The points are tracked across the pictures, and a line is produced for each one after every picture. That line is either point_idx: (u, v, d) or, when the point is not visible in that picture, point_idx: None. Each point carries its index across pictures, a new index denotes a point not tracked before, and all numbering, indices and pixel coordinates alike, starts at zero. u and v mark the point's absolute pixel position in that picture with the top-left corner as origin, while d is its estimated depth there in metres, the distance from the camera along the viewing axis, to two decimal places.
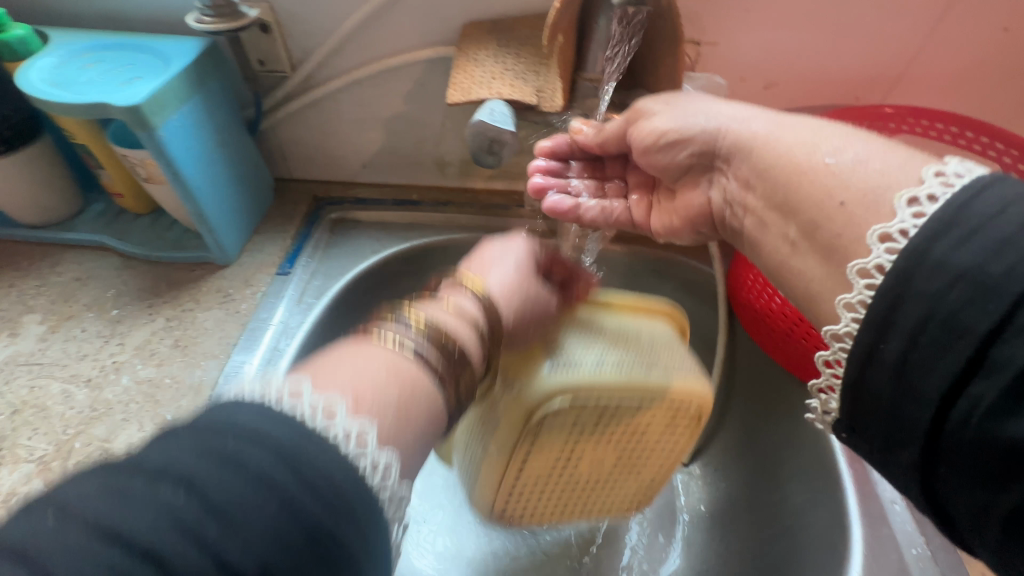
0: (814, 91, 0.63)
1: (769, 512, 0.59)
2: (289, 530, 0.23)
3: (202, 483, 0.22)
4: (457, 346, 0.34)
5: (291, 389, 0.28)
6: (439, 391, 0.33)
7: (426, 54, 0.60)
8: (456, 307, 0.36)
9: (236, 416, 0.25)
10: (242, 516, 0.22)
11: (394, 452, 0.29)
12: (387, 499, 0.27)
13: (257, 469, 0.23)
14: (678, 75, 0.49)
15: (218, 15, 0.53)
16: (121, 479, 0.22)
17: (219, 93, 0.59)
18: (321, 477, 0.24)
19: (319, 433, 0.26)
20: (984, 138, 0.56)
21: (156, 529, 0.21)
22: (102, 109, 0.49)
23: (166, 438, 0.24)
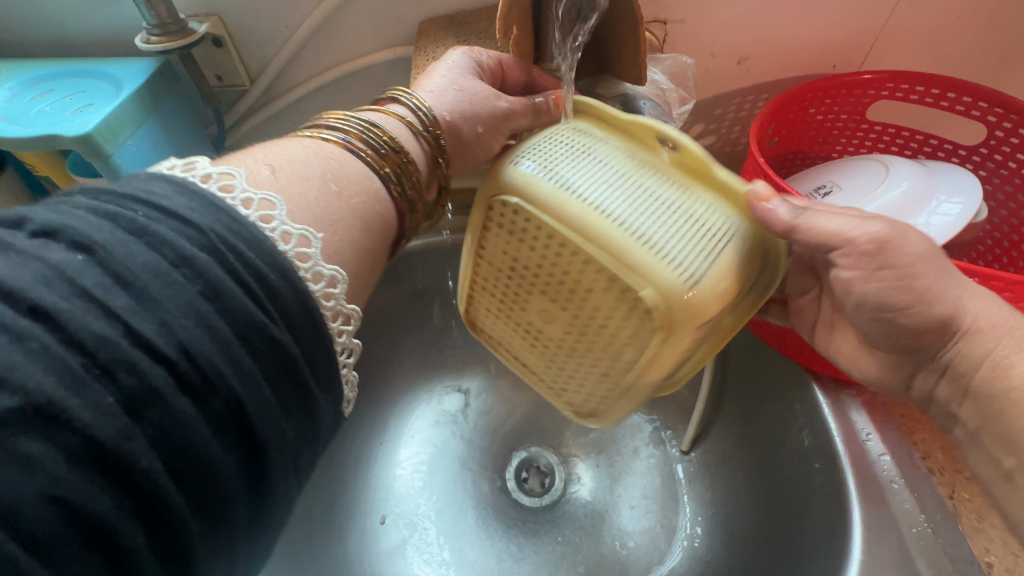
0: (788, 63, 0.60)
1: (769, 497, 0.58)
2: (215, 316, 0.22)
3: (104, 253, 0.21)
4: (390, 139, 0.35)
5: (221, 179, 0.27)
6: (374, 180, 0.34)
7: (385, 56, 0.58)
8: (394, 124, 0.38)
9: (154, 191, 0.24)
10: (158, 291, 0.21)
11: (313, 228, 0.29)
12: (327, 309, 0.28)
13: (175, 244, 0.23)
14: (642, 57, 0.47)
15: (165, 33, 0.52)
16: (11, 235, 0.21)
17: (177, 113, 0.58)
18: (254, 249, 0.25)
19: (250, 223, 0.25)
20: (967, 98, 0.54)
21: (68, 285, 0.20)
22: (53, 140, 0.48)
23: (65, 205, 0.23)
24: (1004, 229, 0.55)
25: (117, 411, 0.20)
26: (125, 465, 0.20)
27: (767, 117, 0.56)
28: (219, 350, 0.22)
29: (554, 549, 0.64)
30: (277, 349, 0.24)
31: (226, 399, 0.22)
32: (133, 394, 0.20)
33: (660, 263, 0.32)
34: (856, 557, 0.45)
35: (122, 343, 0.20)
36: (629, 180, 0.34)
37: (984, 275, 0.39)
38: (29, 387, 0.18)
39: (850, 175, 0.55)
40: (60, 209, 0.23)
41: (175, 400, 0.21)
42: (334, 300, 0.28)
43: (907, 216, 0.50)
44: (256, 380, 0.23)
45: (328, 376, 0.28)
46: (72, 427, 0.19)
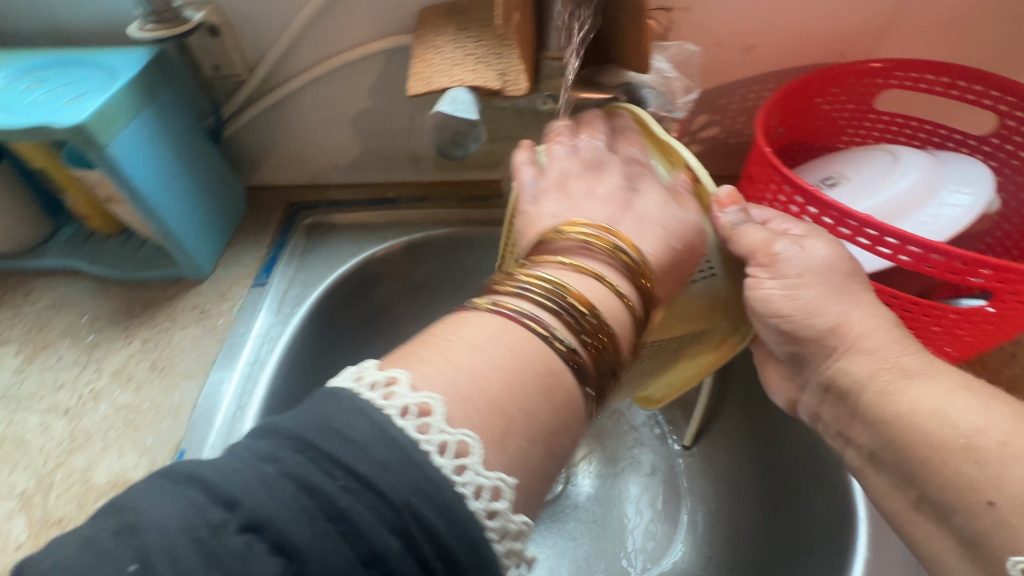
0: (794, 52, 0.59)
1: (773, 492, 0.57)
2: (352, 538, 0.22)
3: (276, 531, 0.22)
4: (589, 316, 0.33)
5: (421, 412, 0.26)
6: (563, 362, 0.32)
7: (384, 45, 0.57)
8: (578, 276, 0.35)
9: (356, 432, 0.24)
10: (316, 557, 0.21)
11: (505, 471, 0.27)
12: (488, 519, 0.25)
13: (367, 531, 0.22)
14: (646, 45, 0.46)
15: (160, 22, 0.51)
16: (220, 520, 0.21)
17: (173, 104, 0.57)
18: (444, 517, 0.24)
19: (440, 478, 0.24)
20: (978, 87, 0.53)
21: (306, 515, 0.22)
22: (47, 131, 0.47)
23: (272, 462, 0.23)
24: (1015, 220, 0.54)
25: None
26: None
27: (774, 107, 0.55)
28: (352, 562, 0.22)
29: (556, 545, 0.63)
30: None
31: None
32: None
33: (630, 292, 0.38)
34: (861, 554, 0.44)
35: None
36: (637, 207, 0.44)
37: (997, 266, 0.38)
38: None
39: (858, 165, 0.54)
40: (260, 468, 0.23)
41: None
42: (500, 515, 0.26)
43: (916, 207, 0.49)
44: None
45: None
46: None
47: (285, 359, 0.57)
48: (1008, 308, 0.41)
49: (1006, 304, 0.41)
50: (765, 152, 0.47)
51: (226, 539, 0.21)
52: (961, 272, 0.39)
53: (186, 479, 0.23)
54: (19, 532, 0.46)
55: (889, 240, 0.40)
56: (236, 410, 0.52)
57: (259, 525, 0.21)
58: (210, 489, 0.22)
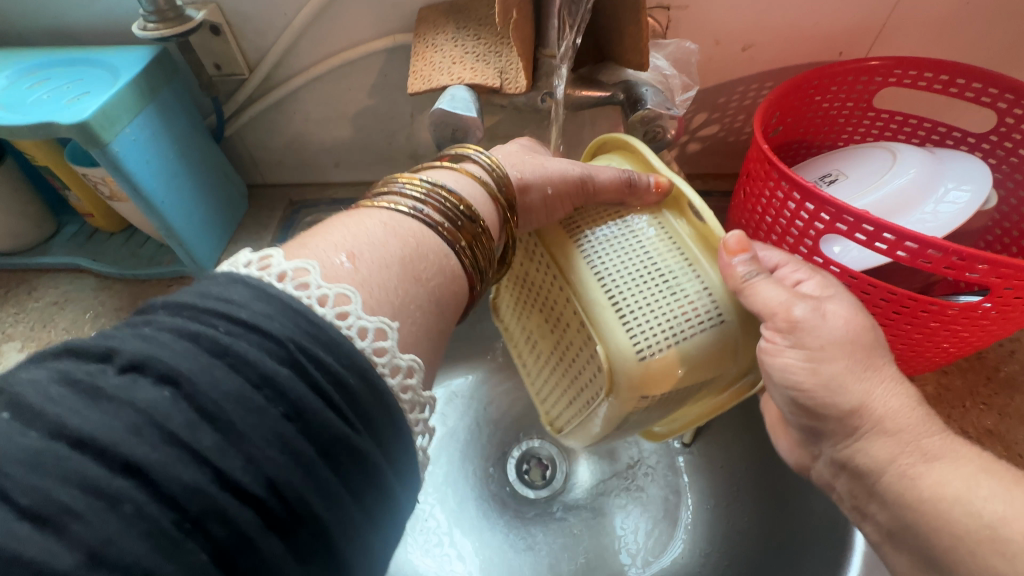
0: (793, 50, 0.59)
1: (771, 489, 0.57)
2: (233, 372, 0.22)
3: (154, 366, 0.21)
4: (464, 207, 0.35)
5: (296, 275, 0.27)
6: (450, 255, 0.34)
7: (384, 44, 0.57)
8: (456, 178, 0.38)
9: (233, 297, 0.24)
10: (202, 381, 0.21)
11: (388, 316, 0.28)
12: (381, 364, 0.26)
13: (255, 361, 0.22)
14: (645, 43, 0.47)
15: (162, 20, 0.51)
16: (100, 373, 0.21)
17: (175, 102, 0.57)
18: (331, 352, 0.24)
19: (327, 324, 0.25)
20: (976, 85, 0.53)
21: (187, 352, 0.22)
22: (50, 129, 0.48)
23: (148, 326, 0.23)
24: (1013, 218, 0.54)
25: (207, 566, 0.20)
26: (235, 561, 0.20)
27: (772, 105, 0.55)
28: (238, 385, 0.22)
29: (555, 542, 0.64)
30: (360, 458, 0.24)
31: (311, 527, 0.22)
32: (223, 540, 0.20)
33: (619, 331, 0.39)
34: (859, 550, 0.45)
35: (211, 490, 0.20)
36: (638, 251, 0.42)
37: (994, 262, 0.38)
38: (99, 490, 0.18)
39: (856, 163, 0.54)
40: (133, 334, 0.23)
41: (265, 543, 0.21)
42: (389, 355, 0.27)
43: (914, 204, 0.49)
44: (338, 499, 0.23)
45: (385, 419, 0.25)
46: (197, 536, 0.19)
47: None
48: (1006, 302, 0.41)
49: (1004, 299, 0.41)
50: (763, 149, 0.47)
51: (105, 379, 0.21)
52: (958, 267, 0.39)
53: (55, 355, 0.22)
54: None
55: (886, 236, 0.40)
56: None
57: (139, 365, 0.21)
58: (82, 353, 0.22)
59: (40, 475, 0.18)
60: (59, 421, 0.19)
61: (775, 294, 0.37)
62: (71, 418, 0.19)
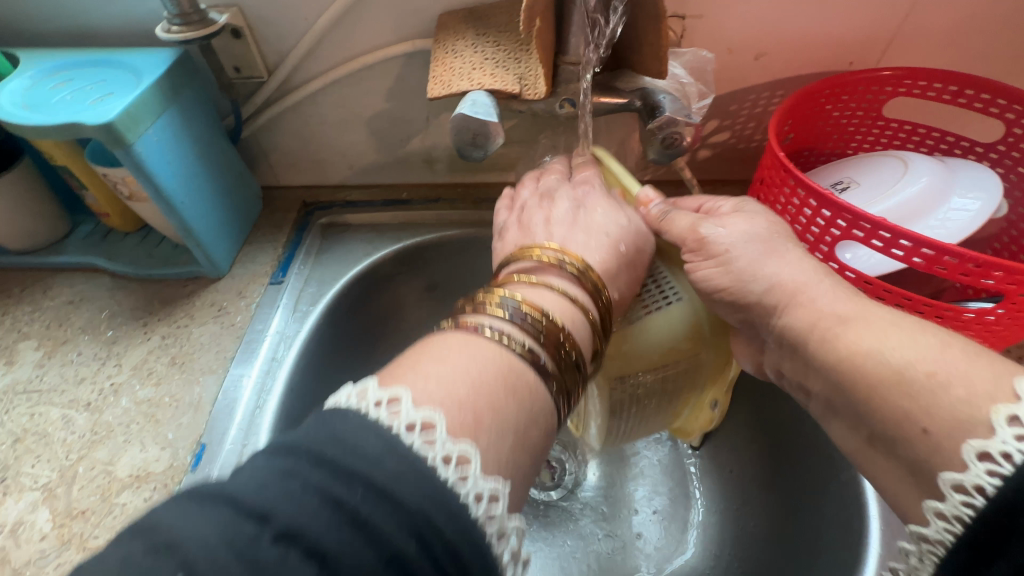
0: (805, 59, 0.60)
1: (782, 492, 0.57)
2: (363, 544, 0.23)
3: (313, 538, 0.23)
4: (553, 326, 0.36)
5: (424, 425, 0.28)
6: (536, 376, 0.33)
7: (403, 49, 0.58)
8: (546, 295, 0.39)
9: (367, 450, 0.26)
10: (339, 552, 0.23)
11: (500, 477, 0.29)
12: (489, 527, 0.27)
13: (387, 534, 0.24)
14: (663, 51, 0.48)
15: (186, 23, 0.52)
16: (258, 537, 0.22)
17: (195, 104, 0.58)
18: (449, 519, 0.25)
19: (448, 488, 0.26)
20: (985, 95, 0.54)
21: (331, 523, 0.23)
22: (75, 130, 0.48)
23: (298, 482, 0.24)
24: (1021, 225, 0.55)
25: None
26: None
27: (784, 113, 0.56)
28: (372, 551, 0.23)
29: (566, 544, 0.64)
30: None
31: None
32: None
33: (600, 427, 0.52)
34: (871, 552, 0.45)
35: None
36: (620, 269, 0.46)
37: (1008, 269, 0.39)
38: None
39: (867, 171, 0.55)
40: (283, 483, 0.24)
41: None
42: (499, 519, 0.27)
43: (926, 211, 0.50)
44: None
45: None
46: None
47: (303, 356, 0.58)
48: (1020, 306, 0.42)
49: (1019, 304, 0.41)
50: (777, 157, 0.48)
51: (263, 547, 0.22)
52: (973, 273, 0.40)
53: (212, 497, 0.24)
54: (44, 524, 0.46)
55: (903, 242, 0.41)
56: (255, 406, 0.53)
57: (294, 534, 0.23)
58: (240, 505, 0.23)
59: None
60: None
61: (716, 231, 0.43)
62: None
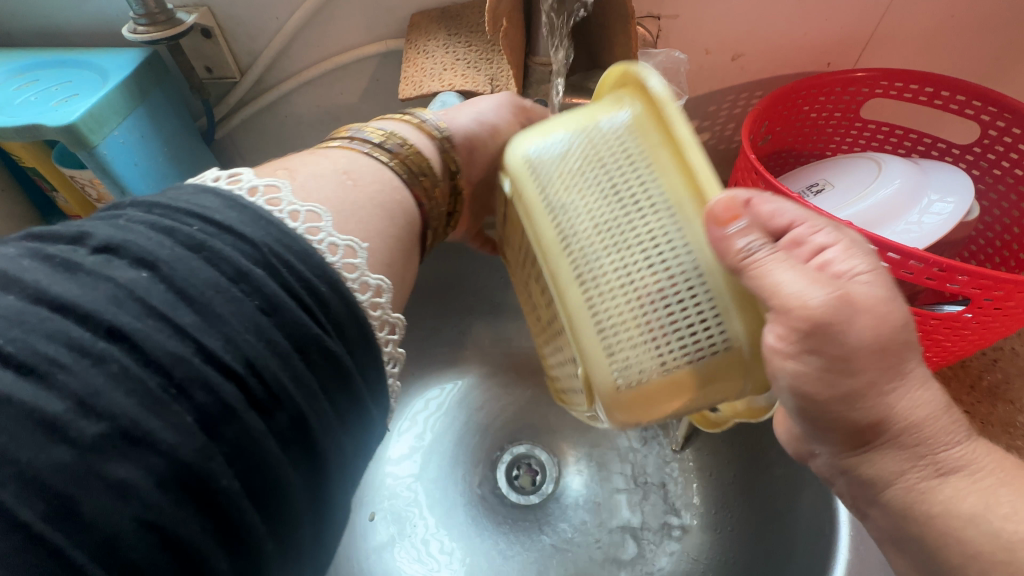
0: (782, 60, 0.60)
1: (759, 495, 0.57)
2: (207, 267, 0.25)
3: (167, 270, 0.24)
4: (413, 151, 0.38)
5: (266, 191, 0.29)
6: (399, 183, 0.37)
7: (376, 49, 0.57)
8: (405, 128, 0.40)
9: (206, 206, 0.27)
10: (220, 306, 0.24)
11: (357, 238, 0.32)
12: (352, 281, 0.30)
13: (232, 260, 0.25)
14: (633, 54, 0.47)
15: (152, 23, 0.51)
16: (76, 253, 0.24)
17: (165, 105, 0.57)
18: (303, 262, 0.27)
19: (299, 237, 0.28)
20: (961, 97, 0.53)
21: (161, 245, 0.25)
22: (35, 131, 0.47)
23: (127, 223, 0.26)
24: (998, 228, 0.54)
25: (192, 428, 0.22)
26: (205, 480, 0.22)
27: (759, 115, 0.55)
28: (232, 306, 0.24)
29: (544, 548, 0.63)
30: (331, 358, 0.27)
31: (288, 412, 0.25)
32: (204, 407, 0.23)
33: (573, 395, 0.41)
34: (842, 557, 0.45)
35: (192, 357, 0.23)
36: (659, 300, 0.32)
37: (974, 274, 0.39)
38: (85, 394, 0.21)
39: (842, 173, 0.55)
40: (125, 228, 0.25)
41: (246, 415, 0.24)
42: (381, 309, 0.31)
43: (899, 214, 0.49)
44: (313, 392, 0.26)
45: (377, 383, 0.31)
46: (156, 445, 0.21)
47: None
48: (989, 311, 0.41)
49: (988, 308, 0.41)
50: (750, 159, 0.48)
51: (93, 262, 0.24)
52: (941, 277, 0.40)
53: (46, 248, 0.24)
54: None
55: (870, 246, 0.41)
56: None
57: (116, 248, 0.24)
58: (50, 237, 0.25)
59: (22, 329, 0.21)
60: (58, 294, 0.22)
61: (790, 277, 0.28)
62: (51, 287, 0.22)
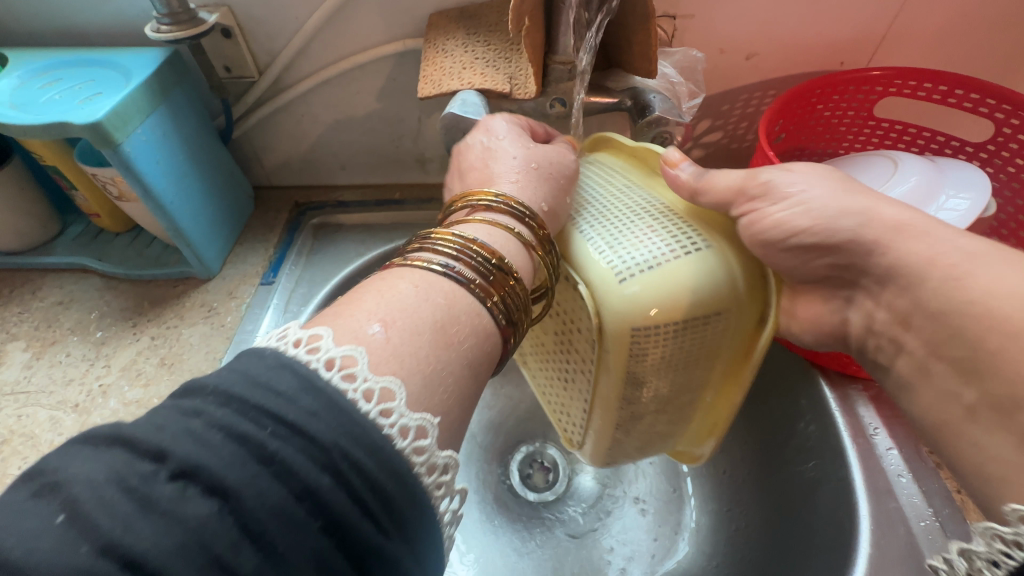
0: (796, 60, 0.61)
1: (774, 492, 0.57)
2: (271, 483, 0.22)
3: (236, 499, 0.21)
4: (495, 260, 0.35)
5: (310, 340, 0.27)
6: (482, 314, 0.33)
7: (394, 48, 0.58)
8: (478, 228, 0.38)
9: (279, 388, 0.24)
10: (281, 536, 0.21)
11: (428, 411, 0.28)
12: (420, 464, 0.26)
13: (300, 471, 0.22)
14: (652, 51, 0.48)
15: (175, 23, 0.52)
16: (153, 474, 0.21)
17: (185, 104, 0.58)
18: (373, 456, 0.24)
19: (371, 425, 0.25)
20: (975, 95, 0.54)
21: (235, 460, 0.22)
22: (62, 129, 0.48)
23: (200, 420, 0.23)
24: (1011, 225, 0.55)
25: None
26: None
27: (775, 113, 0.56)
28: (288, 531, 0.22)
29: (559, 545, 0.64)
30: (389, 563, 0.24)
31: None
32: None
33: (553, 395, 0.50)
34: (862, 551, 0.45)
35: None
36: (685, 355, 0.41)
37: None
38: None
39: (858, 171, 0.55)
40: (188, 425, 0.23)
41: None
42: (427, 453, 0.26)
43: (915, 211, 0.50)
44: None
45: (427, 539, 0.26)
46: None
47: None
48: None
49: None
50: (768, 157, 0.48)
51: (156, 487, 0.21)
52: None
53: (105, 440, 0.22)
54: None
55: None
56: None
57: (190, 472, 0.21)
58: (133, 447, 0.22)
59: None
60: (110, 536, 0.19)
61: (789, 211, 0.39)
62: (123, 534, 0.19)
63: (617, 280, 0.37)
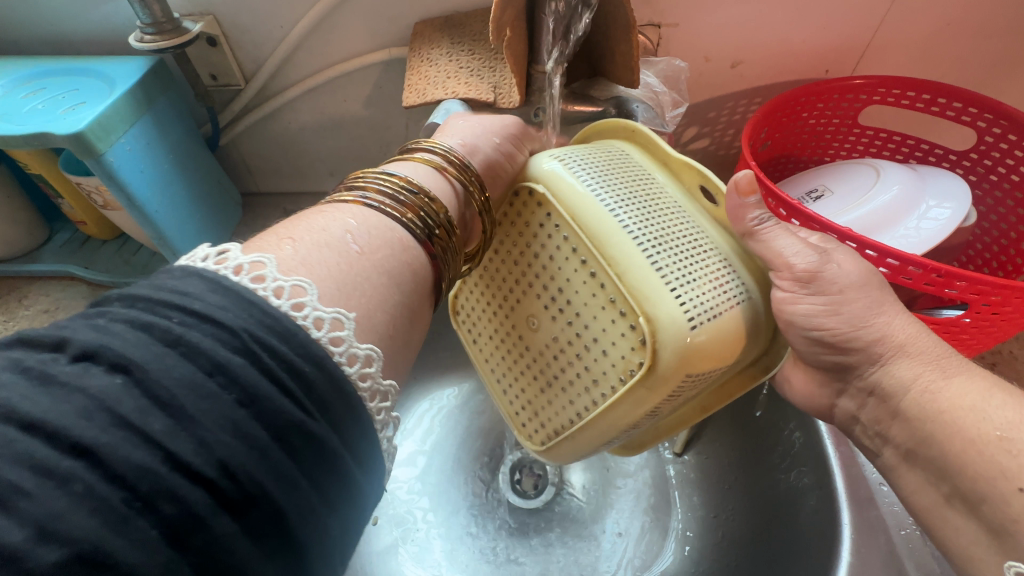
0: (781, 68, 0.61)
1: (759, 498, 0.58)
2: (178, 361, 0.21)
3: (140, 372, 0.20)
4: (426, 196, 0.34)
5: (252, 268, 0.25)
6: (400, 231, 0.32)
7: (380, 56, 0.58)
8: (421, 169, 0.37)
9: (187, 288, 0.23)
10: (194, 406, 0.20)
11: (344, 308, 0.27)
12: (364, 390, 0.26)
13: (208, 350, 0.21)
14: (635, 61, 0.48)
15: (159, 32, 0.52)
16: (52, 361, 0.20)
17: (171, 112, 0.58)
18: (287, 342, 0.23)
19: (282, 314, 0.24)
20: (957, 104, 0.54)
21: (142, 341, 0.21)
22: (45, 139, 0.48)
23: (103, 316, 0.22)
24: (994, 233, 0.55)
25: (157, 544, 0.19)
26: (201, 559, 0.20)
27: (759, 122, 0.56)
28: (197, 398, 0.21)
29: (547, 551, 0.64)
30: (315, 442, 0.23)
31: (265, 508, 0.21)
32: (176, 520, 0.19)
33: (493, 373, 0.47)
34: (844, 560, 0.45)
35: (161, 467, 0.19)
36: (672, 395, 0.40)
37: (972, 279, 0.39)
38: (46, 519, 0.17)
39: (842, 179, 0.55)
40: (88, 324, 0.22)
41: (217, 521, 0.20)
42: (369, 380, 0.26)
43: (898, 220, 0.50)
44: (294, 482, 0.22)
45: (365, 448, 0.26)
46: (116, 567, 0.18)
47: None
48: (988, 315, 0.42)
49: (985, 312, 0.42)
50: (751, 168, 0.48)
51: (56, 365, 0.20)
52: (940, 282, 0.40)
53: (5, 343, 0.21)
54: None
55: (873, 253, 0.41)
56: None
57: (91, 353, 0.20)
58: (33, 343, 0.21)
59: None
60: (7, 406, 0.19)
61: (789, 245, 0.37)
62: (20, 402, 0.19)
63: (688, 323, 0.33)
